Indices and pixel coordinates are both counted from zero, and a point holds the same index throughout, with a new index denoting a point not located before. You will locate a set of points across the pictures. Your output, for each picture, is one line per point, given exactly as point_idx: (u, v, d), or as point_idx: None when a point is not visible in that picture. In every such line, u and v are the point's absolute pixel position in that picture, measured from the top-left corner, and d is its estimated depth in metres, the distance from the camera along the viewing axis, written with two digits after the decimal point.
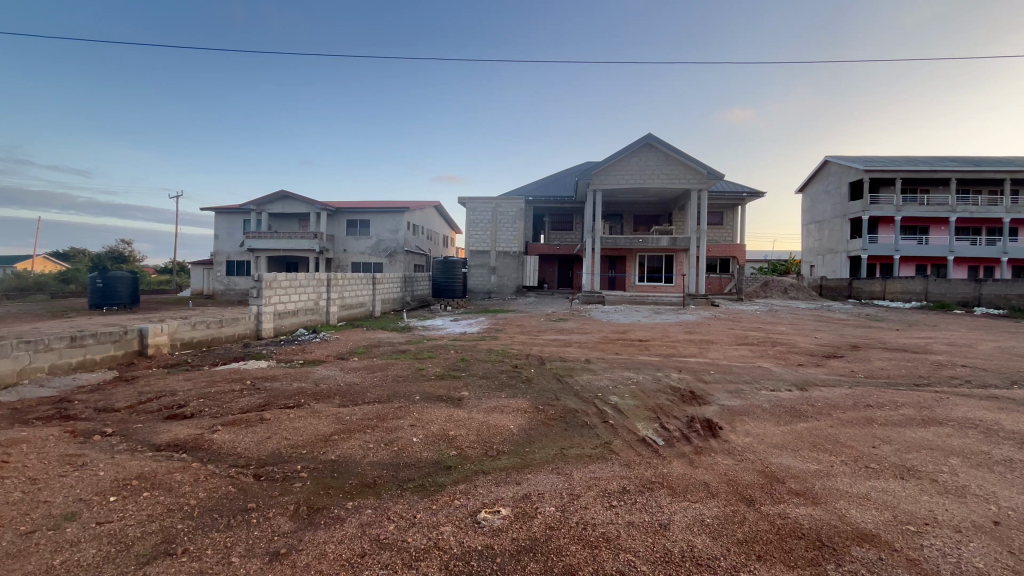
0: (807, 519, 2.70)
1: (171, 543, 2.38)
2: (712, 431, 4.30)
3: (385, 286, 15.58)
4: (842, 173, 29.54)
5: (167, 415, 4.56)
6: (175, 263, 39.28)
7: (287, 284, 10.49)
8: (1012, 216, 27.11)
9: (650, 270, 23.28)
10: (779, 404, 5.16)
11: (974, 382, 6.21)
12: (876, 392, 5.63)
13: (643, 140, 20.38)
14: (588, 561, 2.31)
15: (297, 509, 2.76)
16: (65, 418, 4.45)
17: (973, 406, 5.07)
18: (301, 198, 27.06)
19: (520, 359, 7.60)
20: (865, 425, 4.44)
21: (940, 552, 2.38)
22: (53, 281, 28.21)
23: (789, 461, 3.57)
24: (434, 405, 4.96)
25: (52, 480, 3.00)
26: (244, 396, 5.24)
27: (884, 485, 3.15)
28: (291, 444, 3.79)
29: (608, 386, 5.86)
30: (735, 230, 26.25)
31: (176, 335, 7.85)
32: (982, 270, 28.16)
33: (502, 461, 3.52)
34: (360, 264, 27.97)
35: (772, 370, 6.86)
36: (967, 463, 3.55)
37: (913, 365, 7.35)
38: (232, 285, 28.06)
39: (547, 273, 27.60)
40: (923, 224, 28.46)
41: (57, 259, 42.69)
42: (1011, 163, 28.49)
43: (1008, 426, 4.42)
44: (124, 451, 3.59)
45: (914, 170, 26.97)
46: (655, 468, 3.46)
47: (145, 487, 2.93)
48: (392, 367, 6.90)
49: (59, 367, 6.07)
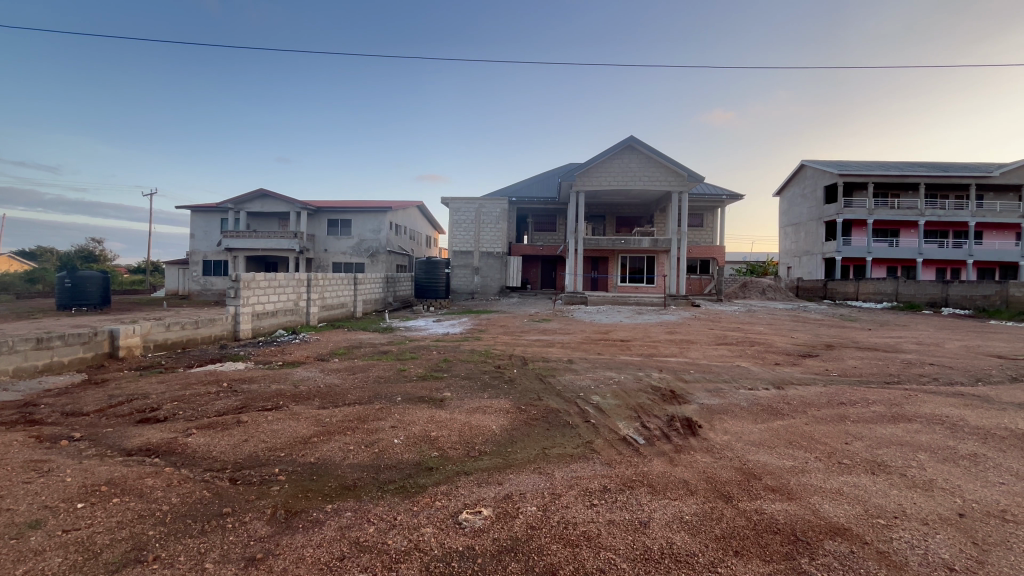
0: (782, 514, 2.77)
1: (141, 550, 2.31)
2: (691, 429, 4.37)
3: (366, 286, 15.40)
4: (818, 176, 30.33)
5: (139, 418, 4.43)
6: (149, 264, 37.95)
7: (266, 284, 10.28)
8: (978, 219, 28.26)
9: (632, 271, 23.76)
10: (757, 402, 5.26)
11: (941, 380, 6.48)
12: (850, 391, 5.77)
13: (626, 141, 20.51)
14: (568, 560, 2.32)
15: (275, 512, 2.72)
16: (30, 423, 4.27)
17: (940, 403, 5.26)
18: (280, 197, 26.51)
19: (503, 359, 7.64)
20: (839, 422, 4.58)
21: (908, 544, 2.46)
22: (19, 281, 27.13)
23: (767, 458, 3.65)
24: (417, 406, 4.91)
25: (15, 486, 2.89)
26: (220, 399, 5.11)
27: (856, 480, 3.25)
28: (269, 448, 3.70)
29: (590, 386, 5.90)
30: (713, 231, 26.86)
31: (149, 336, 7.64)
32: (948, 272, 29.29)
33: (483, 461, 3.52)
34: (341, 265, 27.60)
35: (750, 369, 7.00)
36: (936, 458, 3.69)
37: (884, 363, 7.62)
38: (208, 285, 27.43)
39: (530, 274, 27.68)
40: (894, 227, 29.48)
41: (24, 259, 40.90)
42: (975, 168, 29.77)
43: (973, 421, 4.61)
44: (93, 456, 3.47)
45: (886, 174, 27.84)
46: (635, 466, 3.50)
47: (116, 493, 2.84)
48: (373, 368, 6.83)
49: (24, 370, 5.84)
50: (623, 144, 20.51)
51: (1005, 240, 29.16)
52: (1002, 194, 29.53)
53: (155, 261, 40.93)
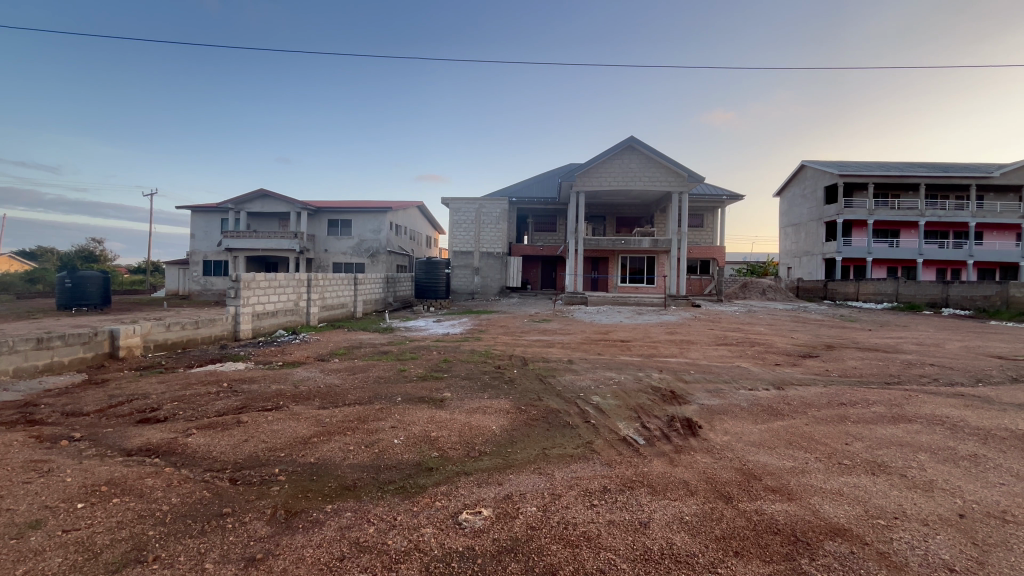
0: (782, 515, 2.77)
1: (141, 551, 2.31)
2: (691, 430, 4.37)
3: (366, 286, 15.41)
4: (818, 176, 30.32)
5: (139, 419, 4.43)
6: (149, 264, 37.96)
7: (266, 284, 10.29)
8: (978, 220, 28.26)
9: (632, 271, 23.78)
10: (757, 403, 5.26)
11: (941, 380, 6.48)
12: (850, 391, 5.78)
13: (626, 141, 20.49)
14: (568, 561, 2.31)
15: (275, 513, 2.71)
16: (30, 423, 4.26)
17: (940, 403, 5.26)
18: (281, 198, 26.52)
19: (504, 360, 7.65)
20: (839, 422, 4.57)
21: (908, 545, 2.46)
22: (19, 281, 27.15)
23: (767, 459, 3.64)
24: (417, 406, 4.92)
25: (16, 486, 2.89)
26: (220, 399, 5.12)
27: (857, 481, 3.25)
28: (269, 448, 3.70)
29: (590, 386, 5.91)
30: (713, 232, 26.87)
31: (149, 336, 7.64)
32: (949, 272, 29.29)
33: (483, 461, 3.52)
34: (341, 265, 27.61)
35: (751, 369, 7.00)
36: (936, 458, 3.69)
37: (884, 363, 7.61)
38: (209, 285, 27.45)
39: (530, 274, 27.68)
40: (894, 228, 29.46)
41: (24, 259, 40.92)
42: (975, 168, 29.76)
43: (973, 422, 4.61)
44: (93, 456, 3.47)
45: (886, 174, 27.83)
46: (635, 467, 3.50)
47: (116, 493, 2.84)
48: (374, 368, 6.84)
49: (25, 370, 5.85)
50: (623, 144, 20.50)
51: (1005, 241, 29.15)
52: (1002, 195, 29.51)
53: (155, 261, 40.91)
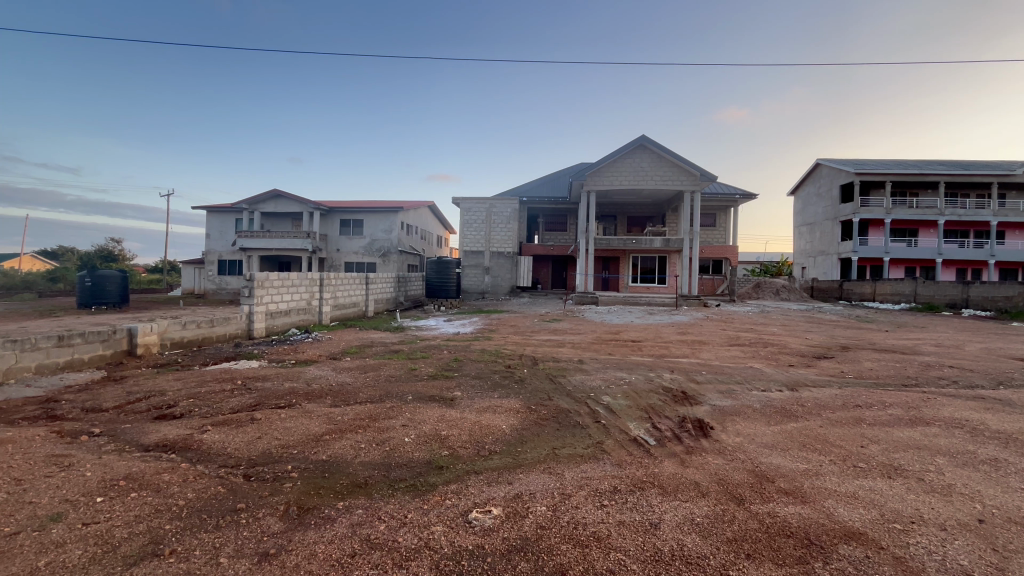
0: (796, 518, 2.72)
1: (158, 544, 2.36)
2: (703, 431, 4.32)
3: (377, 286, 15.52)
4: (834, 175, 29.77)
5: (156, 415, 4.53)
6: (167, 264, 38.67)
7: (280, 284, 10.42)
8: (1000, 219, 27.57)
9: (643, 271, 23.62)
10: (770, 404, 5.19)
11: (962, 383, 6.30)
12: (865, 393, 5.69)
13: (636, 140, 20.38)
14: (578, 561, 2.31)
15: (287, 509, 2.75)
16: (51, 418, 4.38)
17: (961, 406, 5.13)
18: (294, 198, 26.84)
19: (514, 359, 7.64)
20: (854, 425, 4.48)
21: (925, 550, 2.41)
22: (42, 280, 27.87)
23: (780, 460, 3.61)
24: (426, 405, 4.93)
25: (36, 480, 2.96)
26: (235, 395, 5.21)
27: (871, 484, 3.19)
28: (282, 445, 3.76)
29: (600, 386, 5.89)
30: (727, 231, 26.50)
31: (166, 334, 7.79)
32: (969, 272, 28.61)
33: (493, 460, 3.52)
34: (353, 264, 27.86)
35: (764, 370, 6.92)
36: (955, 463, 3.59)
37: (901, 365, 7.46)
38: (223, 284, 27.86)
39: (541, 274, 27.64)
40: (912, 227, 28.87)
41: (46, 259, 41.94)
42: (998, 166, 28.92)
43: (994, 426, 4.47)
44: (112, 451, 3.56)
45: (904, 172, 27.23)
46: (646, 468, 3.47)
47: (133, 487, 2.91)
48: (385, 367, 6.87)
49: (47, 367, 6.00)
50: (633, 143, 20.38)
51: None
52: None
53: (173, 260, 41.75)
